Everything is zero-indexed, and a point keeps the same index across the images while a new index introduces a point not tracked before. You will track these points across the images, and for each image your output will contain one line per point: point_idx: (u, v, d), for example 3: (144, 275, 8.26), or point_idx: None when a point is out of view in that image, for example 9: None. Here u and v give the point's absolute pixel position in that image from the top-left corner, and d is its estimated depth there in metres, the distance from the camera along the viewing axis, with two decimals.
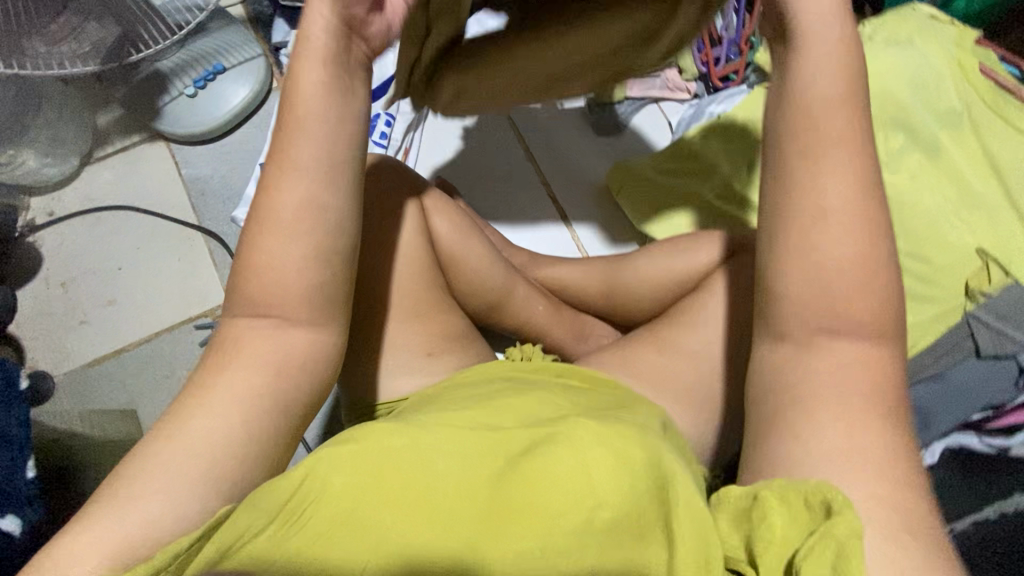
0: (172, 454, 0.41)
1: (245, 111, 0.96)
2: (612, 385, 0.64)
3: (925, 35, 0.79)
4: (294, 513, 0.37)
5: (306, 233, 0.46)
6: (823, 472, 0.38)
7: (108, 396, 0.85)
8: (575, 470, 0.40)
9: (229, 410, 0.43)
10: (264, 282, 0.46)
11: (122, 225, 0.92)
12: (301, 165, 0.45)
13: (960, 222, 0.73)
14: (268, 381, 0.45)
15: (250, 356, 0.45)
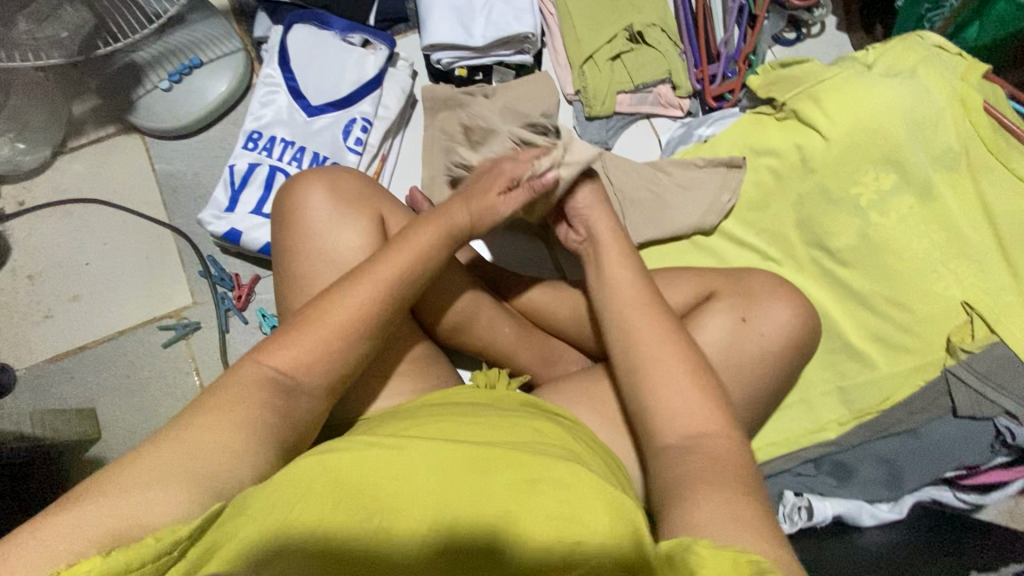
0: (143, 467, 0.41)
1: (222, 108, 0.94)
2: (565, 422, 0.61)
3: (929, 66, 0.74)
4: (317, 536, 0.42)
5: (331, 324, 0.51)
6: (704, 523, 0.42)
7: (70, 394, 0.84)
8: (580, 499, 0.44)
9: (220, 429, 0.43)
10: (284, 342, 0.50)
11: (92, 219, 0.91)
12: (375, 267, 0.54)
13: (947, 271, 0.70)
14: (259, 414, 0.46)
15: (237, 391, 0.46)
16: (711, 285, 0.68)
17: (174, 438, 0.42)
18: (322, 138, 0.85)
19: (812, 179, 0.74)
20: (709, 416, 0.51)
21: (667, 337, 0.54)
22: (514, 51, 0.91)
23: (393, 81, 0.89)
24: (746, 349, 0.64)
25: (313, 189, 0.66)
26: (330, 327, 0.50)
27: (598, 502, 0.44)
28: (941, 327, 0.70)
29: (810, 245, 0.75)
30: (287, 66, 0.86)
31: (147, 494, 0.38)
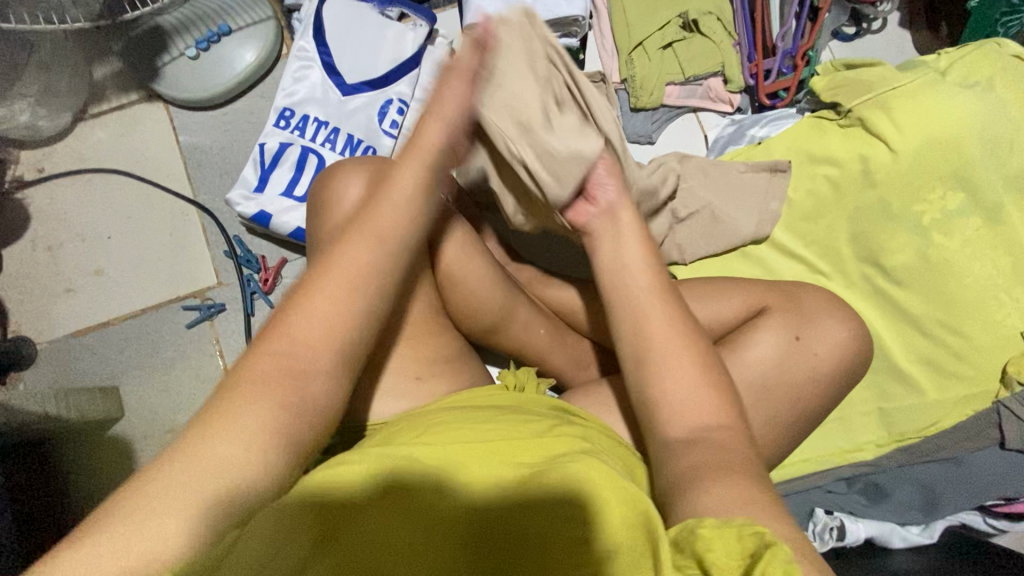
0: (160, 492, 0.36)
1: (250, 80, 0.89)
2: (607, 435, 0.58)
3: (1008, 78, 0.70)
4: (327, 486, 0.41)
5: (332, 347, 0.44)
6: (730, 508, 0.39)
7: (92, 371, 0.83)
8: (595, 491, 0.40)
9: (232, 441, 0.38)
10: (283, 353, 0.41)
11: (114, 191, 0.88)
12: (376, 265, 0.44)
13: (1009, 299, 0.68)
14: (271, 418, 0.40)
15: (246, 393, 0.40)
16: (763, 300, 0.66)
17: (186, 456, 0.37)
18: (357, 120, 0.81)
19: (874, 192, 0.71)
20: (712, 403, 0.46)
21: (683, 351, 0.47)
22: (561, 33, 0.85)
23: (431, 61, 0.84)
24: (797, 370, 0.62)
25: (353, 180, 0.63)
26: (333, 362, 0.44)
27: (611, 495, 0.40)
28: (994, 355, 0.68)
29: (864, 261, 0.72)
30: (322, 40, 0.82)
31: (159, 527, 0.35)
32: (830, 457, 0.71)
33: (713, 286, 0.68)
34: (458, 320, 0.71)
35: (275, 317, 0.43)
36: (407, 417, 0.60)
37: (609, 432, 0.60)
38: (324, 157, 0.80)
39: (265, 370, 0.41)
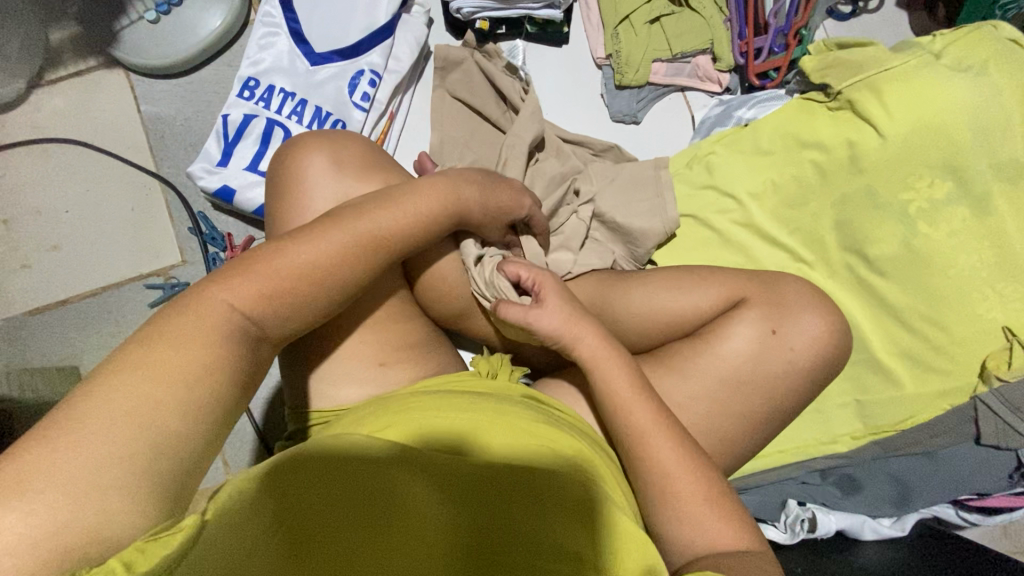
0: (110, 428, 0.35)
1: (216, 47, 0.85)
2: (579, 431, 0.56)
3: (1003, 62, 0.67)
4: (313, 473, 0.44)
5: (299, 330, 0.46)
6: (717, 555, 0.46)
7: (49, 349, 0.80)
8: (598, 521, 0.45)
9: (189, 392, 0.38)
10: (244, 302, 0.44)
11: (72, 162, 0.84)
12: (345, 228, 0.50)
13: (992, 292, 0.66)
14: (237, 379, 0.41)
15: (216, 340, 0.41)
16: (742, 289, 0.64)
17: (136, 400, 0.37)
18: (326, 91, 0.77)
19: (859, 179, 0.69)
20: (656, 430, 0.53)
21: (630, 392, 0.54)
22: (543, 4, 0.81)
23: (406, 30, 0.80)
24: (773, 362, 0.60)
25: (315, 157, 0.60)
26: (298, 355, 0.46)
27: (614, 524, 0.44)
28: (974, 349, 0.67)
29: (846, 250, 0.70)
30: (289, 6, 0.77)
31: (106, 470, 0.34)
32: (803, 448, 0.70)
33: (694, 274, 0.66)
34: (429, 306, 0.68)
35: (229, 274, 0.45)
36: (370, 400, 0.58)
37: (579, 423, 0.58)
38: (291, 130, 0.76)
39: (226, 321, 0.42)
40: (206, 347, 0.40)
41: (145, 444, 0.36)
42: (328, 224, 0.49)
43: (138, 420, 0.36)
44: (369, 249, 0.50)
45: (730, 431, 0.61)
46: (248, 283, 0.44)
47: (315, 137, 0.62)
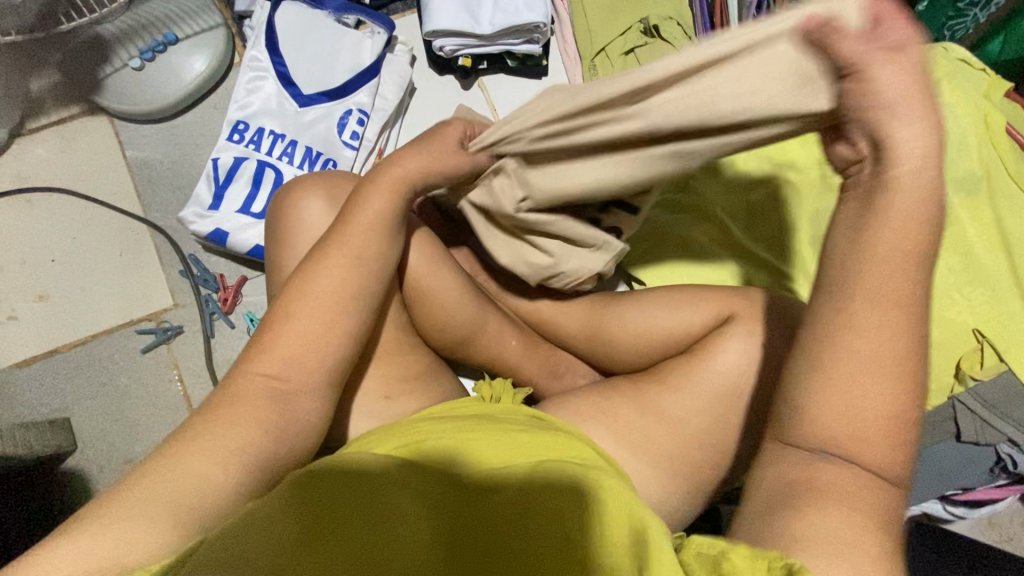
0: (147, 488, 0.40)
1: (202, 90, 0.85)
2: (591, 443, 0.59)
3: (954, 82, 0.72)
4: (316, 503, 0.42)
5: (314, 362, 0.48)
6: (829, 546, 0.34)
7: (39, 402, 0.78)
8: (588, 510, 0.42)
9: (211, 446, 0.42)
10: (265, 355, 0.47)
11: (56, 211, 0.83)
12: (349, 242, 0.52)
13: (961, 297, 0.70)
14: (250, 422, 0.44)
15: (240, 402, 0.45)
16: (730, 306, 0.67)
17: (176, 458, 0.41)
18: (316, 131, 0.79)
19: (832, 196, 0.73)
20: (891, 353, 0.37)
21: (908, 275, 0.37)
22: (522, 39, 0.84)
23: (391, 69, 0.82)
24: (764, 375, 0.63)
25: (311, 201, 0.61)
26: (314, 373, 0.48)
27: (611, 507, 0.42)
28: (949, 352, 0.71)
29: (824, 263, 0.73)
30: (276, 51, 0.79)
31: (137, 528, 0.38)
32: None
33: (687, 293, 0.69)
34: (429, 337, 0.70)
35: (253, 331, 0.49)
36: (379, 429, 0.59)
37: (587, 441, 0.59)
38: (282, 171, 0.77)
39: (249, 387, 0.46)
40: (239, 416, 0.44)
41: (178, 500, 0.39)
42: (333, 245, 0.52)
43: (181, 476, 0.40)
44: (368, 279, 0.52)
45: (727, 443, 0.64)
46: (272, 345, 0.47)
47: (310, 181, 0.63)
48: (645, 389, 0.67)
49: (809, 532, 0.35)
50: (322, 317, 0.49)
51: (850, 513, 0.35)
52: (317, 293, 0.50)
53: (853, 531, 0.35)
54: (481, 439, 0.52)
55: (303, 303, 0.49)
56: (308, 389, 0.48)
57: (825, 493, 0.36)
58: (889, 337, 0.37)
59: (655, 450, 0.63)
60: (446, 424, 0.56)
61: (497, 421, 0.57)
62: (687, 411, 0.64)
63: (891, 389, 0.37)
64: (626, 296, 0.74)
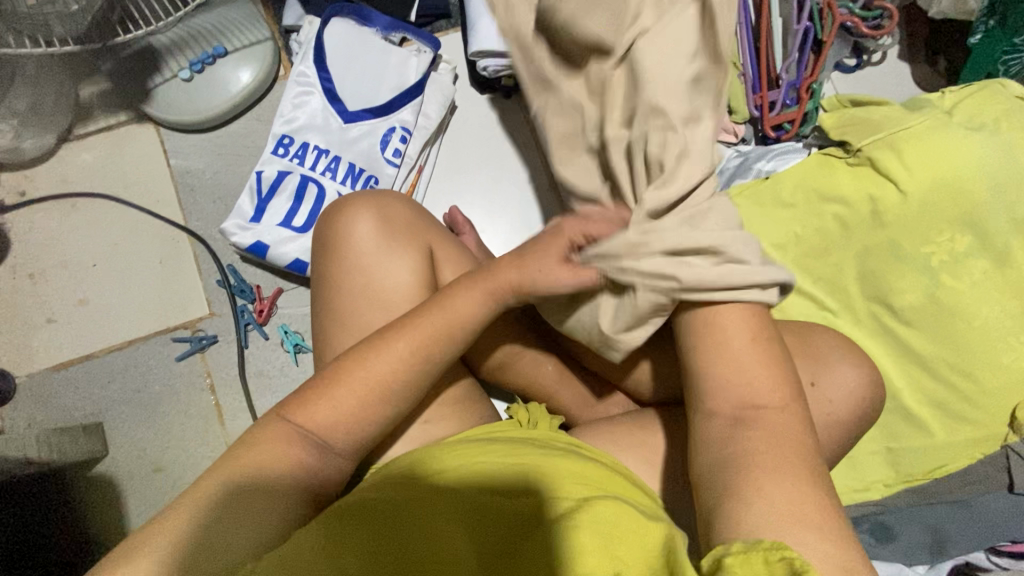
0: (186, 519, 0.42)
1: (247, 102, 0.86)
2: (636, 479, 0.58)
3: (1013, 119, 0.71)
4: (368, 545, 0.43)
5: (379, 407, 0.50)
6: (773, 520, 0.39)
7: (75, 407, 0.78)
8: (599, 535, 0.41)
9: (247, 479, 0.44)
10: (328, 408, 0.48)
11: (99, 217, 0.84)
12: (419, 322, 0.52)
13: (1017, 343, 0.68)
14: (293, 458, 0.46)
15: (282, 439, 0.47)
16: (777, 341, 0.65)
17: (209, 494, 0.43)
18: (359, 148, 0.79)
19: (884, 232, 0.71)
20: (769, 384, 0.46)
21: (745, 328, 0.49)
22: None
23: (435, 88, 0.82)
24: (812, 415, 0.61)
25: (361, 220, 0.61)
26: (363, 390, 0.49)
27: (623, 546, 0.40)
28: (1002, 398, 0.68)
29: (872, 299, 0.72)
30: (323, 67, 0.79)
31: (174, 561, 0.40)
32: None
33: None
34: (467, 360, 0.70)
35: (317, 383, 0.50)
36: (411, 452, 0.58)
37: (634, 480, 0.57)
38: (325, 186, 0.77)
39: (297, 428, 0.47)
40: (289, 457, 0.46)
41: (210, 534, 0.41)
42: (408, 323, 0.52)
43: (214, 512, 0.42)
44: (439, 347, 0.52)
45: None
46: (332, 393, 0.49)
47: (358, 198, 0.63)
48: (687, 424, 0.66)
49: (758, 516, 0.40)
50: (388, 372, 0.50)
51: (792, 485, 0.41)
52: (381, 367, 0.50)
53: (801, 506, 0.40)
54: (523, 463, 0.51)
55: (365, 370, 0.50)
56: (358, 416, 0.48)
57: (762, 472, 0.42)
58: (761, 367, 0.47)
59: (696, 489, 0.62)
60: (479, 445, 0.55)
61: (534, 445, 0.56)
62: None
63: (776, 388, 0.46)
64: None
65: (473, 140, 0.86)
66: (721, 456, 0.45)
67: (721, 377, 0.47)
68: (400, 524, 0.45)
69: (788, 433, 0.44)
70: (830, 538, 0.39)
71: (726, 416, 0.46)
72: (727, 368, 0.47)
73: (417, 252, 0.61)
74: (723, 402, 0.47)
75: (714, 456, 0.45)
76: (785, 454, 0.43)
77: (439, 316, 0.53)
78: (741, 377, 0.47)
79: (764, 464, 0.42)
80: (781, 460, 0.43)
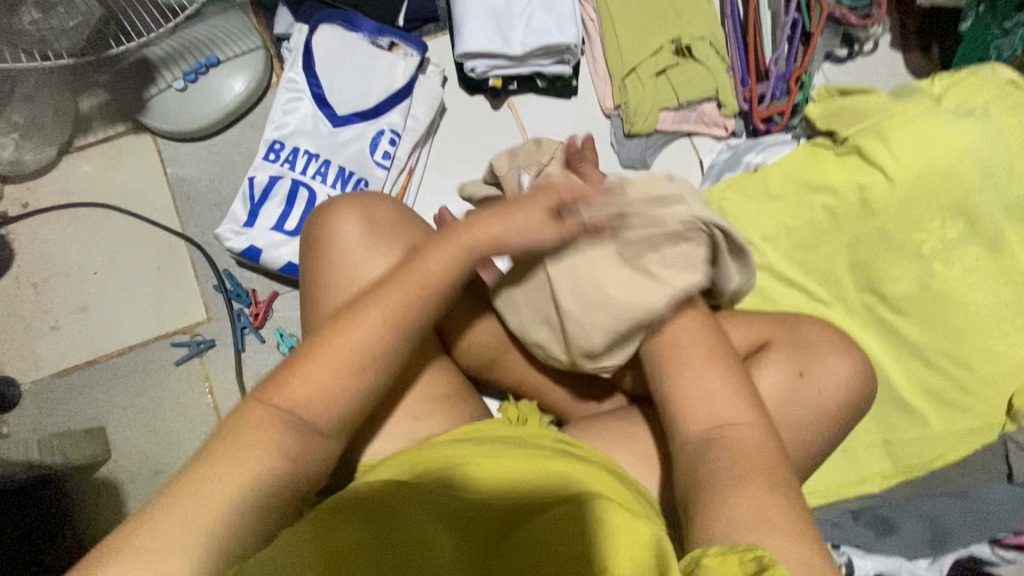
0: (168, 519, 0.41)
1: (240, 110, 0.88)
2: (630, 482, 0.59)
3: (1003, 103, 0.70)
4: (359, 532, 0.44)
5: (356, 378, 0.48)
6: (750, 529, 0.43)
7: (78, 411, 0.80)
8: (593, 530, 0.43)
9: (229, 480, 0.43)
10: (301, 391, 0.47)
11: (99, 226, 0.86)
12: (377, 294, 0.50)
13: (1013, 330, 0.67)
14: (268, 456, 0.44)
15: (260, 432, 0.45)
16: (766, 333, 0.65)
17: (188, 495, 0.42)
18: (350, 152, 0.80)
19: (874, 221, 0.70)
20: (737, 408, 0.51)
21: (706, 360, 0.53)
22: (553, 60, 0.84)
23: (423, 90, 0.83)
24: (801, 406, 0.61)
25: (347, 221, 0.62)
26: (334, 367, 0.48)
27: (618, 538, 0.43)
28: (999, 387, 0.67)
29: (864, 289, 0.71)
30: (313, 73, 0.81)
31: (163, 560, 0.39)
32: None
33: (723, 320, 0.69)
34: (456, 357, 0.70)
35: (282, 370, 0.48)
36: (404, 452, 0.59)
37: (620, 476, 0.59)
38: (315, 190, 0.79)
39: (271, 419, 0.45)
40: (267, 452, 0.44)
41: (198, 534, 0.41)
42: (368, 298, 0.50)
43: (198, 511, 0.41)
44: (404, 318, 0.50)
45: None
46: (304, 376, 0.47)
47: (346, 199, 0.64)
48: None
49: (732, 526, 0.44)
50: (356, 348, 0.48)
51: (758, 497, 0.45)
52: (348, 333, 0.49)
53: (763, 513, 0.44)
54: (513, 465, 0.53)
55: (328, 351, 0.48)
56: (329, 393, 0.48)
57: (732, 488, 0.46)
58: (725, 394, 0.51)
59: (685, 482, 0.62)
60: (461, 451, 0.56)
61: (526, 446, 0.57)
62: None
63: (742, 410, 0.51)
64: None
65: (464, 141, 0.88)
66: (690, 475, 0.49)
67: (695, 402, 0.52)
68: (398, 528, 0.44)
69: (752, 451, 0.48)
70: (802, 546, 0.43)
71: (695, 439, 0.50)
72: (695, 396, 0.52)
73: (402, 251, 0.62)
74: (692, 431, 0.51)
75: (686, 474, 0.49)
76: (753, 464, 0.47)
77: (400, 286, 0.51)
78: (709, 405, 0.51)
79: (729, 481, 0.46)
80: (753, 475, 0.47)
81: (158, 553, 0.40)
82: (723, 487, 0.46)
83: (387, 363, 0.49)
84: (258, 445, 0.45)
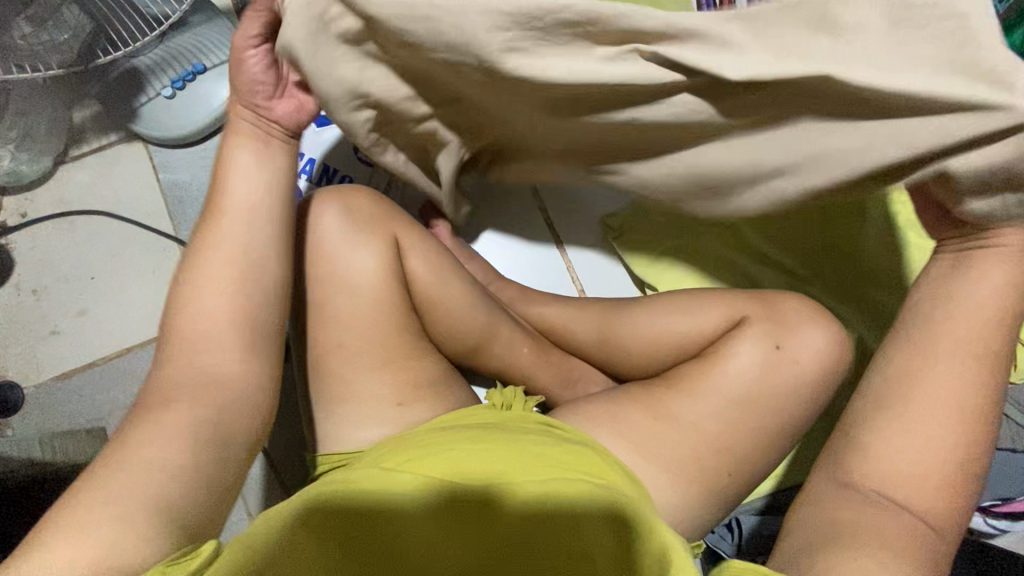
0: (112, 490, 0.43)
1: (227, 115, 0.91)
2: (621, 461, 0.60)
3: None
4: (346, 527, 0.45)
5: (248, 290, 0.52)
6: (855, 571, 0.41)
7: (78, 412, 0.82)
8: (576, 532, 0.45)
9: (162, 442, 0.45)
10: (196, 323, 0.51)
11: (95, 232, 0.88)
12: (231, 210, 0.53)
13: None
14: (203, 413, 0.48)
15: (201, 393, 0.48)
16: (742, 310, 0.68)
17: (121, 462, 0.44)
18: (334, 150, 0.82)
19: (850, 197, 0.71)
20: (916, 459, 0.46)
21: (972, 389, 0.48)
22: None
23: None
24: (776, 379, 0.63)
25: (329, 217, 0.65)
26: (223, 284, 0.52)
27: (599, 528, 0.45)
28: None
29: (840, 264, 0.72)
30: None
31: (102, 529, 0.41)
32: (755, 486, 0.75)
33: (701, 300, 0.71)
34: (440, 344, 0.72)
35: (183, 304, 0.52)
36: (390, 440, 0.61)
37: (588, 441, 0.61)
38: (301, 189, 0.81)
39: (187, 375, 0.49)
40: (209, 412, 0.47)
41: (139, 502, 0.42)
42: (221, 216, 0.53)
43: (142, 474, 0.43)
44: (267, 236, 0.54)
45: (741, 448, 0.63)
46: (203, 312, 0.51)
47: (326, 194, 0.67)
48: (659, 397, 0.66)
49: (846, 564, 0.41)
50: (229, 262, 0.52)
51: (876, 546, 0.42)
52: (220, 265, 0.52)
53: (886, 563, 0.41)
54: (493, 451, 0.54)
55: (206, 270, 0.52)
56: (228, 340, 0.51)
57: (864, 538, 0.43)
58: (929, 437, 0.47)
59: (667, 457, 0.63)
60: (442, 438, 0.57)
61: (507, 433, 0.58)
62: (703, 417, 0.64)
63: (929, 462, 0.46)
64: (638, 302, 0.74)
65: None
66: (816, 520, 0.46)
67: (897, 421, 0.48)
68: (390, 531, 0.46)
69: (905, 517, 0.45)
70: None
71: (854, 490, 0.47)
72: (907, 432, 0.47)
73: (380, 243, 0.66)
74: (862, 471, 0.47)
75: (813, 515, 0.47)
76: (900, 529, 0.44)
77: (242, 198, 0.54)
78: (895, 451, 0.47)
79: (849, 526, 0.44)
80: (889, 528, 0.44)
81: (103, 521, 0.41)
82: (830, 532, 0.44)
83: (258, 273, 0.53)
84: (181, 407, 0.47)
